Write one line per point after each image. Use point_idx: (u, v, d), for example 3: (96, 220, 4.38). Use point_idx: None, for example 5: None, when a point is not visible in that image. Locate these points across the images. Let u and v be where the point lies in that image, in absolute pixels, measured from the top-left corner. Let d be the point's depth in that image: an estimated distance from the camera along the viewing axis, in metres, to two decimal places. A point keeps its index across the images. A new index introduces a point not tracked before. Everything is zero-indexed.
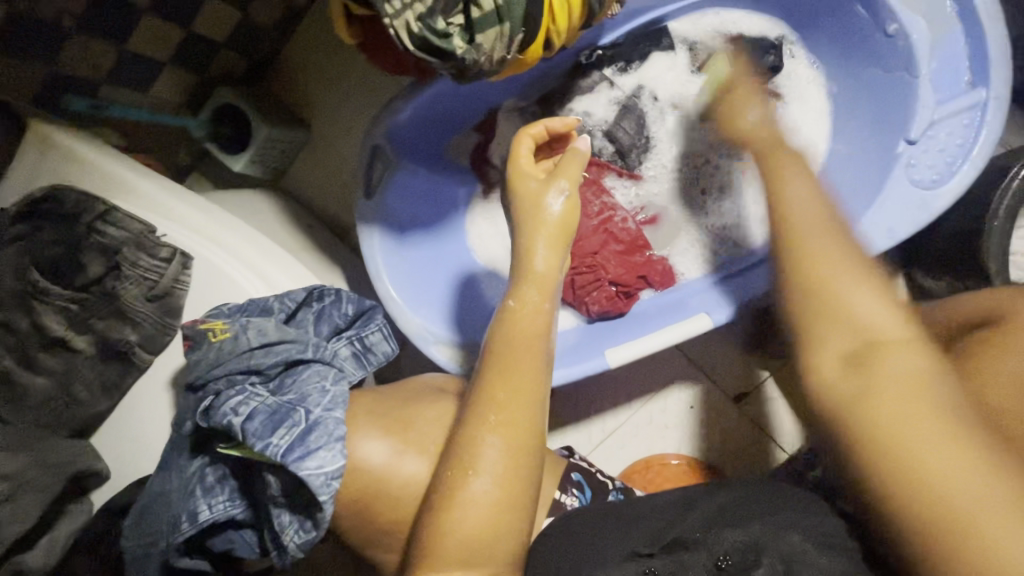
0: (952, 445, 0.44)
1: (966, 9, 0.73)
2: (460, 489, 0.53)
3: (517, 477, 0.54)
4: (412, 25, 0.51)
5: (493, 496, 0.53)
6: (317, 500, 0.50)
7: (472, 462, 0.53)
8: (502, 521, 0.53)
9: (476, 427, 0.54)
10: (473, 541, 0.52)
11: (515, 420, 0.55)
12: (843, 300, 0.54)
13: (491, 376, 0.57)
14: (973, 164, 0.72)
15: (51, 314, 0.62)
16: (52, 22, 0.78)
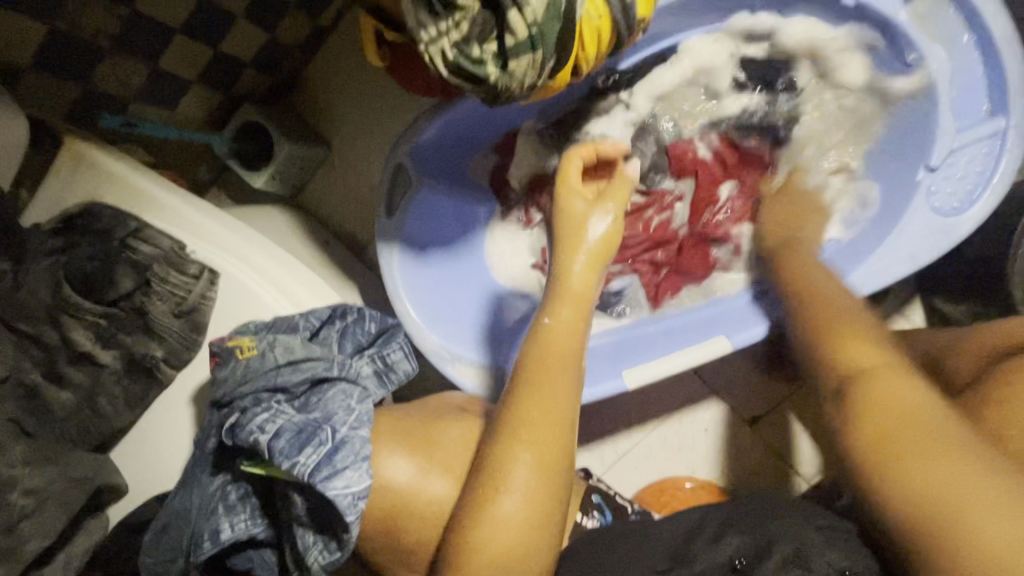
0: (954, 464, 0.43)
1: (984, 40, 0.74)
2: (490, 507, 0.52)
3: (547, 494, 0.54)
4: (447, 52, 0.53)
5: (522, 515, 0.53)
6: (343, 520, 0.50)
7: (502, 483, 0.53)
8: (530, 539, 0.53)
9: (506, 447, 0.54)
10: (501, 558, 0.52)
11: (544, 439, 0.55)
12: (867, 362, 0.55)
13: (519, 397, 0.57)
14: (993, 192, 0.74)
15: (81, 329, 0.62)
16: (85, 39, 0.82)
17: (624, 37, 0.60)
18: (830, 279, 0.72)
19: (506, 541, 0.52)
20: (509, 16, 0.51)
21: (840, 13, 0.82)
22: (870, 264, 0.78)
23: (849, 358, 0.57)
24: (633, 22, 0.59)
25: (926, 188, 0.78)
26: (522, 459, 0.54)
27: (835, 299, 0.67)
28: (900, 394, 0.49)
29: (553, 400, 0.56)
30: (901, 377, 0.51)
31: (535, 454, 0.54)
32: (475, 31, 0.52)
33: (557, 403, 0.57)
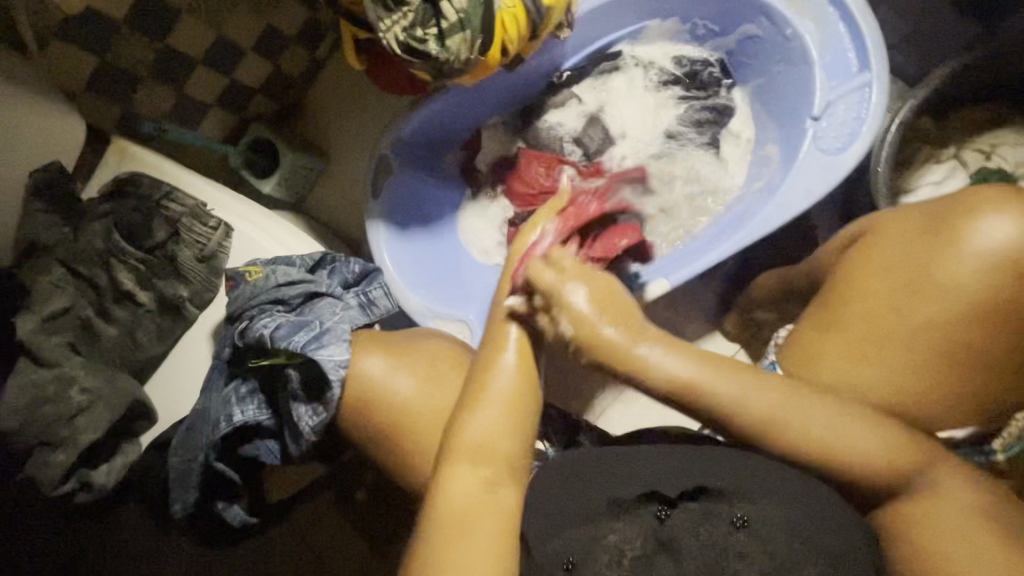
0: (967, 548, 0.57)
1: (842, 13, 0.91)
2: (469, 414, 0.62)
3: (521, 400, 0.63)
4: (399, 35, 0.70)
5: (502, 407, 0.62)
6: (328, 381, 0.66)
7: (480, 399, 0.63)
8: (507, 431, 0.61)
9: (489, 365, 0.65)
10: (483, 442, 0.61)
11: (523, 353, 0.66)
12: (805, 417, 0.61)
13: (489, 347, 0.67)
14: (867, 131, 0.88)
15: (124, 271, 0.79)
16: (127, 69, 1.03)
17: (538, 22, 0.78)
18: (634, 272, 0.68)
19: (487, 433, 0.61)
20: (442, 4, 0.70)
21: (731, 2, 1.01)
22: (777, 201, 0.93)
23: (837, 439, 0.60)
24: (541, 6, 0.77)
25: (813, 135, 0.94)
26: (504, 371, 0.64)
27: (683, 382, 0.60)
28: (839, 439, 0.60)
29: (531, 323, 0.69)
30: (832, 422, 0.61)
31: (518, 362, 0.65)
32: (418, 19, 0.71)
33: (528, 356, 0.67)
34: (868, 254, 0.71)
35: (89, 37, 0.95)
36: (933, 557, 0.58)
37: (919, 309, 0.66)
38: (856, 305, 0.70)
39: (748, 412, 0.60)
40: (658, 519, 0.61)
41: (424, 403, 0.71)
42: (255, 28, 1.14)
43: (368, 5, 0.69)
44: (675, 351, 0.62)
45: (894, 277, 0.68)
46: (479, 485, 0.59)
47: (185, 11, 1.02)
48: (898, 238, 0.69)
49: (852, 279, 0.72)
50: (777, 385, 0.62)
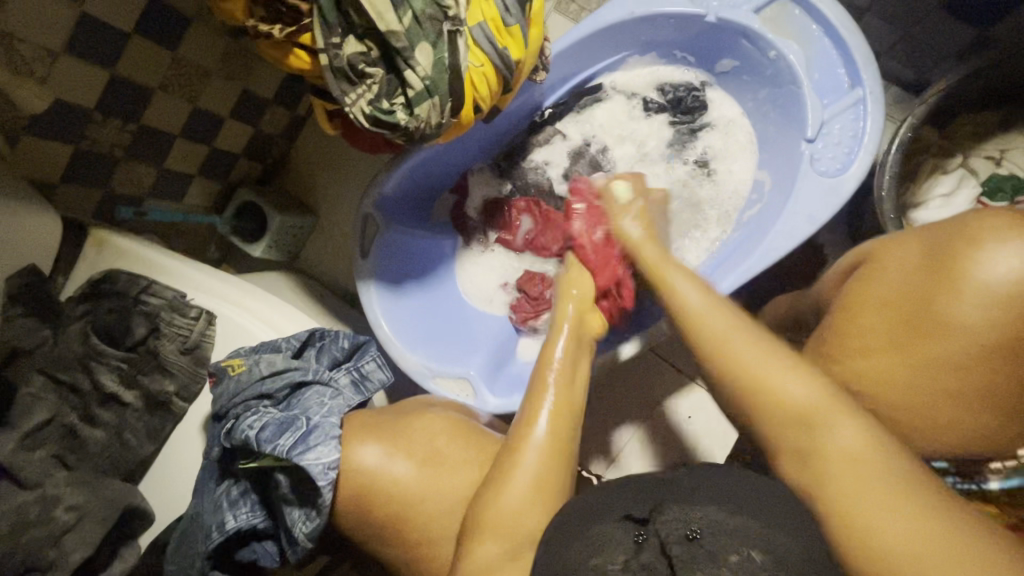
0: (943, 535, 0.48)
1: (827, 29, 0.87)
2: (498, 495, 0.62)
3: (550, 479, 0.63)
4: (365, 109, 0.68)
5: (531, 492, 0.62)
6: (318, 485, 0.62)
7: (511, 477, 0.63)
8: (534, 509, 0.61)
9: (522, 437, 0.66)
10: (511, 520, 0.61)
11: (556, 425, 0.67)
12: (769, 381, 0.60)
13: (527, 410, 0.69)
14: (866, 150, 0.85)
15: (106, 373, 0.76)
16: (105, 152, 1.02)
17: (510, 77, 0.75)
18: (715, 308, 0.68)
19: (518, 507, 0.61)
20: (406, 74, 0.67)
21: (705, 32, 0.97)
22: (778, 230, 0.89)
23: (786, 400, 0.58)
24: (509, 62, 0.73)
25: (810, 157, 0.89)
26: (533, 448, 0.65)
27: (698, 316, 0.68)
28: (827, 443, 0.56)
29: (566, 394, 0.71)
30: (791, 385, 0.59)
31: (549, 437, 0.66)
32: (384, 90, 0.68)
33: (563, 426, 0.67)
34: (872, 270, 0.67)
35: (61, 128, 0.93)
36: (861, 535, 0.51)
37: (925, 346, 0.60)
38: (851, 338, 0.66)
39: (748, 368, 0.61)
40: (636, 542, 0.52)
41: (427, 488, 0.67)
42: (229, 95, 1.11)
43: (332, 81, 0.67)
44: (718, 303, 0.69)
45: (898, 311, 0.63)
46: (504, 560, 0.60)
47: (158, 88, 1.00)
48: (901, 269, 0.64)
49: (855, 308, 0.67)
50: (765, 349, 0.62)
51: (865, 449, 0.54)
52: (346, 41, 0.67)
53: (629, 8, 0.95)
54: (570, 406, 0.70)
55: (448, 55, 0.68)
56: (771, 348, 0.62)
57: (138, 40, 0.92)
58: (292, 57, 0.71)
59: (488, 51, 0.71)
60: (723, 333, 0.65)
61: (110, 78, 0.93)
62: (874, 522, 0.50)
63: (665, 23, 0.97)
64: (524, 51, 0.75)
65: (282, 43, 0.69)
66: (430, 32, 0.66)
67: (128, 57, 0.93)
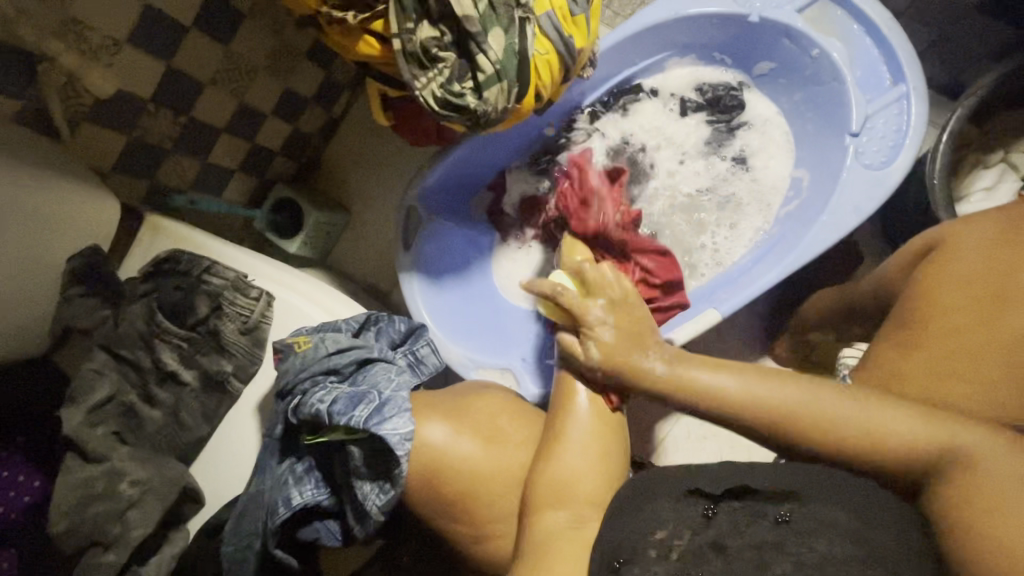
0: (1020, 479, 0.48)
1: (869, 28, 0.90)
2: (553, 462, 0.63)
3: (606, 442, 0.64)
4: (436, 92, 0.70)
5: (586, 456, 0.62)
6: (394, 454, 0.64)
7: (562, 444, 0.64)
8: (593, 475, 0.61)
9: (566, 407, 0.66)
10: (568, 483, 0.61)
11: (596, 392, 0.67)
12: (817, 408, 0.57)
13: (566, 379, 0.69)
14: (911, 143, 0.87)
15: (167, 350, 0.77)
16: (154, 144, 1.01)
17: (571, 65, 0.77)
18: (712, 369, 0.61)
19: (574, 472, 0.62)
20: (478, 58, 0.69)
21: (747, 31, 1.00)
22: (825, 220, 0.90)
23: (833, 425, 0.56)
24: (573, 49, 0.76)
25: (855, 151, 0.92)
26: (579, 417, 0.65)
27: (723, 394, 0.59)
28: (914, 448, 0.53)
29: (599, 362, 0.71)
30: (842, 408, 0.56)
31: (592, 405, 0.66)
32: (455, 73, 0.70)
33: (607, 399, 0.67)
34: (946, 252, 0.66)
35: (118, 116, 0.92)
36: (1007, 546, 0.45)
37: (1010, 318, 0.58)
38: (936, 319, 0.62)
39: (767, 401, 0.58)
40: (705, 517, 0.54)
41: (493, 468, 0.67)
42: (275, 92, 1.11)
43: (403, 65, 0.69)
44: (750, 379, 0.59)
45: (975, 289, 0.61)
46: (567, 526, 0.59)
47: (208, 82, 0.99)
48: (975, 247, 0.63)
49: (932, 290, 0.64)
50: (805, 391, 0.58)
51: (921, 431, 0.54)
52: (420, 26, 0.69)
53: (674, 9, 0.97)
54: (609, 380, 0.69)
55: (518, 40, 0.70)
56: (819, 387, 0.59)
57: (196, 35, 0.92)
58: (361, 42, 0.72)
59: (555, 39, 0.73)
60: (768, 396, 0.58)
61: (167, 70, 0.92)
62: (1005, 524, 0.46)
63: (708, 23, 1.00)
64: (586, 40, 0.78)
65: (353, 29, 0.71)
66: (504, 17, 0.69)
67: (185, 50, 0.92)
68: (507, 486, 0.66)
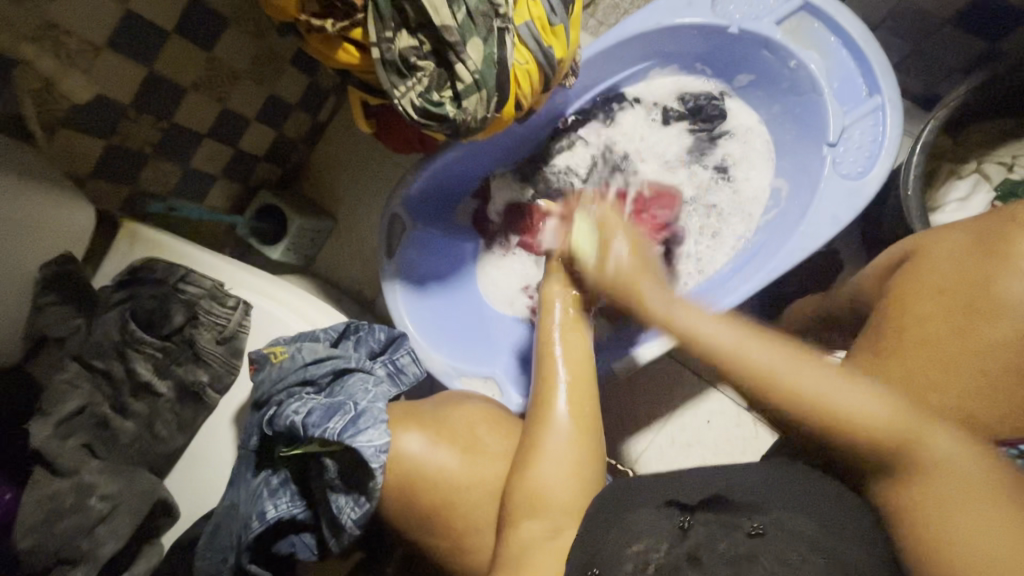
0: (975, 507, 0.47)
1: (845, 41, 0.91)
2: (529, 475, 0.63)
3: (582, 451, 0.64)
4: (415, 100, 0.70)
5: (562, 466, 0.62)
6: (369, 467, 0.62)
7: (537, 455, 0.63)
8: (569, 484, 0.62)
9: (543, 419, 0.66)
10: (542, 495, 0.61)
11: (575, 401, 0.67)
12: (816, 396, 0.53)
13: (547, 394, 0.67)
14: (887, 154, 0.88)
15: (141, 361, 0.75)
16: (134, 149, 0.99)
17: (551, 75, 0.77)
18: (771, 348, 0.56)
19: (551, 483, 0.62)
20: (457, 67, 0.69)
21: (726, 42, 1.01)
22: (803, 230, 0.92)
23: (825, 405, 0.53)
24: (552, 60, 0.76)
25: (832, 161, 0.93)
26: (557, 430, 0.64)
27: (739, 349, 0.56)
28: (879, 439, 0.51)
29: (579, 368, 0.70)
30: (870, 406, 0.52)
31: (570, 416, 0.65)
32: (433, 82, 0.71)
33: (585, 402, 0.67)
34: (919, 262, 0.66)
35: (96, 122, 0.91)
36: (940, 548, 0.47)
37: (984, 329, 0.58)
38: (910, 327, 0.62)
39: (794, 388, 0.54)
40: (680, 529, 0.53)
41: (471, 477, 0.67)
42: (259, 98, 1.10)
43: (382, 74, 0.68)
44: (742, 334, 0.57)
45: (953, 297, 0.61)
46: (544, 536, 0.60)
47: (190, 87, 0.98)
48: (949, 255, 0.63)
49: (906, 298, 0.64)
50: (806, 367, 0.55)
51: (929, 444, 0.51)
52: (398, 35, 0.68)
53: (657, 19, 0.98)
54: (587, 391, 0.68)
55: (497, 50, 0.70)
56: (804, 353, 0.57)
57: (177, 41, 0.91)
58: (341, 51, 0.71)
59: (534, 49, 0.74)
60: (774, 369, 0.55)
61: (146, 75, 0.91)
62: (951, 518, 0.48)
63: (689, 34, 1.01)
64: (566, 51, 0.79)
65: (332, 38, 0.70)
66: (482, 27, 0.69)
67: (165, 56, 0.91)
68: (483, 498, 0.66)
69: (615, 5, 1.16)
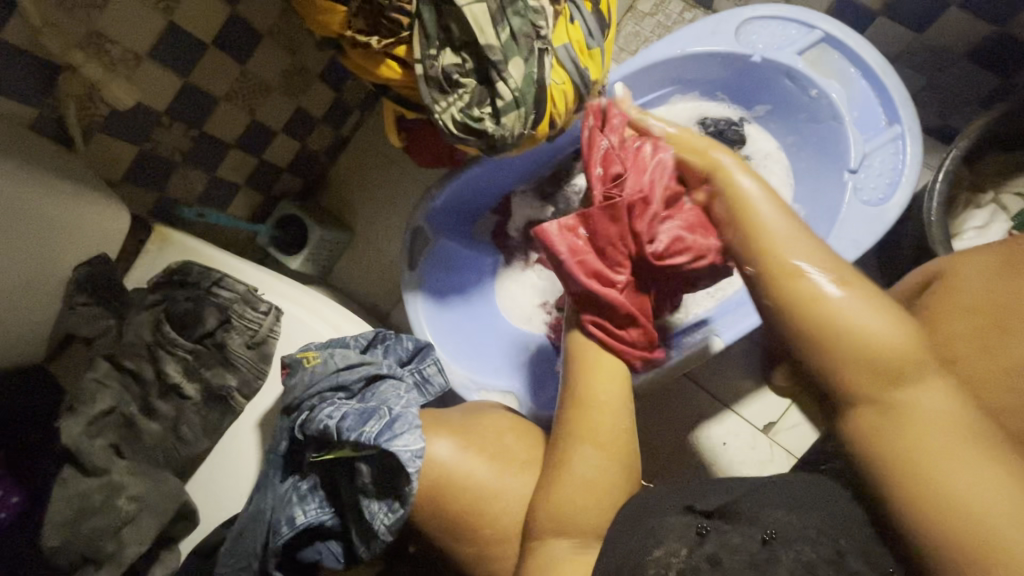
0: (962, 460, 0.45)
1: (864, 71, 0.95)
2: (556, 493, 0.61)
3: (615, 472, 0.63)
4: (456, 116, 0.72)
5: (590, 486, 0.61)
6: (405, 471, 0.63)
7: (564, 477, 0.62)
8: (599, 505, 0.61)
9: (570, 439, 0.64)
10: (571, 515, 0.60)
11: (601, 423, 0.64)
12: (849, 322, 0.48)
13: (573, 411, 0.66)
14: (907, 181, 0.91)
15: (173, 363, 0.77)
16: (165, 155, 1.01)
17: (585, 96, 0.80)
18: (861, 310, 0.49)
19: (579, 503, 0.61)
20: (498, 85, 0.71)
21: (748, 70, 1.04)
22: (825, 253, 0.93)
23: (862, 334, 0.48)
24: (588, 80, 0.79)
25: (853, 186, 0.95)
26: (585, 450, 0.63)
27: (836, 320, 0.49)
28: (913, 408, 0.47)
29: (607, 399, 0.66)
30: (879, 328, 0.48)
31: (597, 438, 0.63)
32: (474, 99, 0.73)
33: (613, 420, 0.65)
34: (946, 284, 0.66)
35: (132, 128, 0.93)
36: (945, 499, 0.45)
37: (1020, 347, 0.58)
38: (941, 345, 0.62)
39: (850, 328, 0.48)
40: (699, 534, 0.56)
41: (501, 487, 0.67)
42: (287, 110, 1.12)
43: (424, 89, 0.72)
44: (874, 304, 0.49)
45: (988, 317, 0.61)
46: (573, 554, 0.60)
47: (223, 98, 1.00)
48: (976, 276, 0.63)
49: (938, 317, 0.64)
50: (845, 278, 0.50)
51: (941, 398, 0.47)
52: (443, 53, 0.71)
53: (681, 46, 1.01)
54: (615, 417, 0.65)
55: (537, 70, 0.72)
56: (854, 278, 0.51)
57: (215, 52, 0.93)
58: (383, 67, 0.73)
59: (570, 70, 0.76)
60: (842, 305, 0.49)
61: (184, 85, 0.93)
62: (958, 484, 0.45)
63: (713, 61, 1.04)
64: (600, 73, 0.81)
65: (376, 54, 0.73)
66: (524, 48, 0.71)
67: (203, 66, 0.93)
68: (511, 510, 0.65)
69: (636, 33, 1.20)
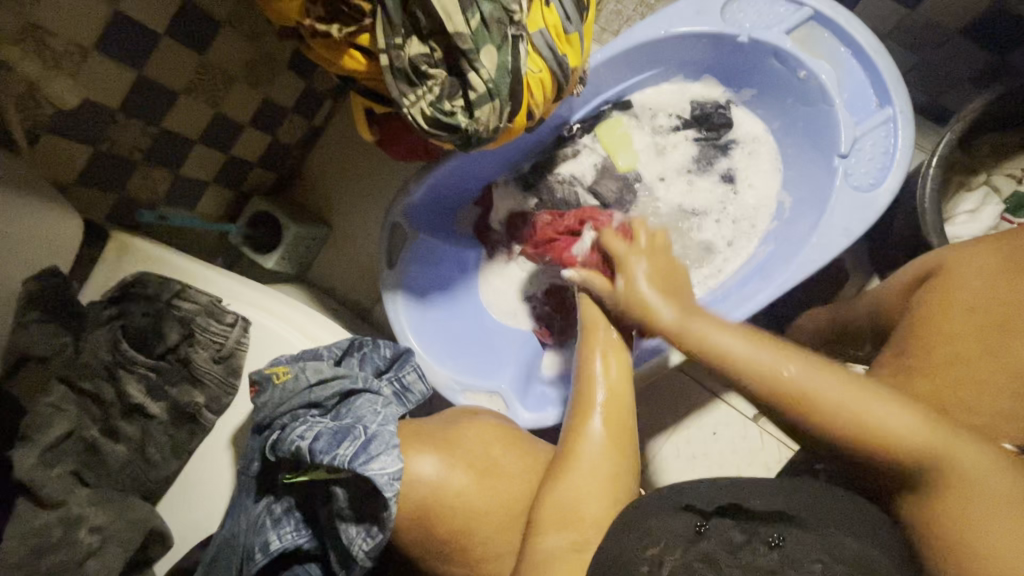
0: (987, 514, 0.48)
1: (855, 51, 0.91)
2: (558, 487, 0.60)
3: (619, 469, 0.61)
4: (426, 110, 0.67)
5: (591, 479, 0.60)
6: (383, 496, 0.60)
7: (571, 466, 0.61)
8: (598, 497, 0.59)
9: (578, 432, 0.63)
10: (568, 511, 0.58)
11: (610, 417, 0.64)
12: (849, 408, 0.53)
13: (580, 409, 0.65)
14: (898, 166, 0.88)
15: (134, 382, 0.74)
16: (123, 155, 0.95)
17: (564, 84, 0.75)
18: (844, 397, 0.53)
19: (580, 497, 0.59)
20: (469, 75, 0.66)
21: (736, 51, 1.00)
22: (815, 242, 0.90)
23: (872, 421, 0.52)
24: (566, 67, 0.74)
25: (844, 172, 0.92)
26: (592, 443, 0.62)
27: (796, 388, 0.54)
28: (895, 441, 0.51)
29: (617, 403, 0.65)
30: (891, 415, 0.52)
31: (605, 432, 0.63)
32: (445, 91, 0.68)
33: (621, 415, 0.65)
34: (946, 280, 0.64)
35: (84, 130, 0.86)
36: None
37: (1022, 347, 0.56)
38: (940, 347, 0.61)
39: (833, 406, 0.53)
40: (697, 532, 0.54)
41: (487, 502, 0.64)
42: (254, 103, 1.05)
43: (391, 82, 0.66)
44: (819, 371, 0.55)
45: (986, 318, 0.59)
46: (570, 552, 0.56)
47: (183, 91, 0.93)
48: (981, 274, 0.61)
49: (934, 320, 0.62)
50: (805, 360, 0.56)
51: (908, 425, 0.51)
52: (408, 41, 0.66)
53: (664, 28, 0.96)
54: (625, 409, 0.65)
55: (511, 58, 0.68)
56: (795, 349, 0.57)
57: (170, 44, 0.86)
58: (347, 57, 0.68)
59: (548, 57, 0.71)
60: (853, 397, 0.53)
61: (137, 79, 0.86)
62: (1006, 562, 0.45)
63: (698, 42, 0.99)
64: (578, 59, 0.77)
65: (338, 43, 0.67)
66: (496, 34, 0.66)
67: (157, 60, 0.86)
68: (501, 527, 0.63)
69: (618, 12, 1.14)
